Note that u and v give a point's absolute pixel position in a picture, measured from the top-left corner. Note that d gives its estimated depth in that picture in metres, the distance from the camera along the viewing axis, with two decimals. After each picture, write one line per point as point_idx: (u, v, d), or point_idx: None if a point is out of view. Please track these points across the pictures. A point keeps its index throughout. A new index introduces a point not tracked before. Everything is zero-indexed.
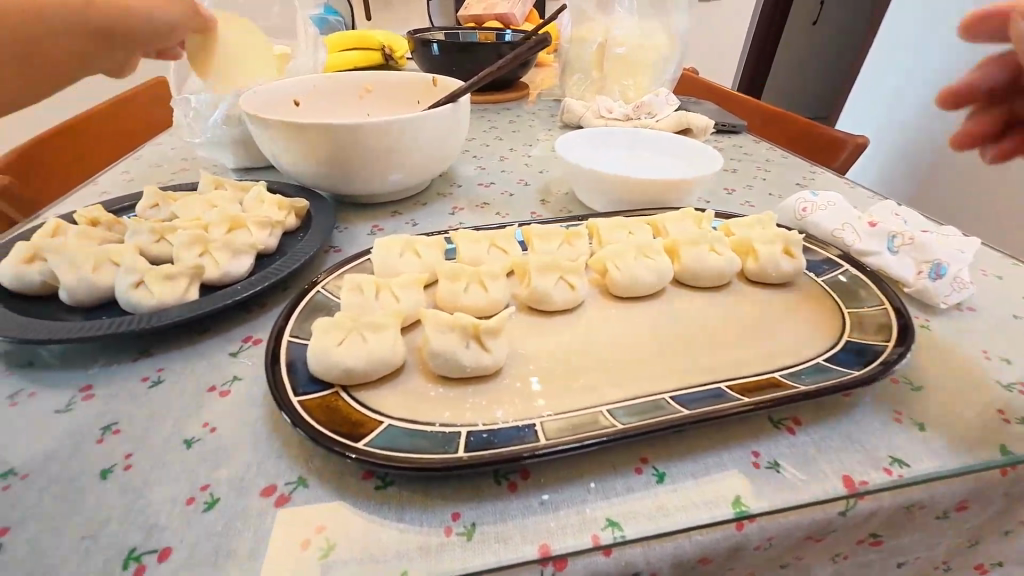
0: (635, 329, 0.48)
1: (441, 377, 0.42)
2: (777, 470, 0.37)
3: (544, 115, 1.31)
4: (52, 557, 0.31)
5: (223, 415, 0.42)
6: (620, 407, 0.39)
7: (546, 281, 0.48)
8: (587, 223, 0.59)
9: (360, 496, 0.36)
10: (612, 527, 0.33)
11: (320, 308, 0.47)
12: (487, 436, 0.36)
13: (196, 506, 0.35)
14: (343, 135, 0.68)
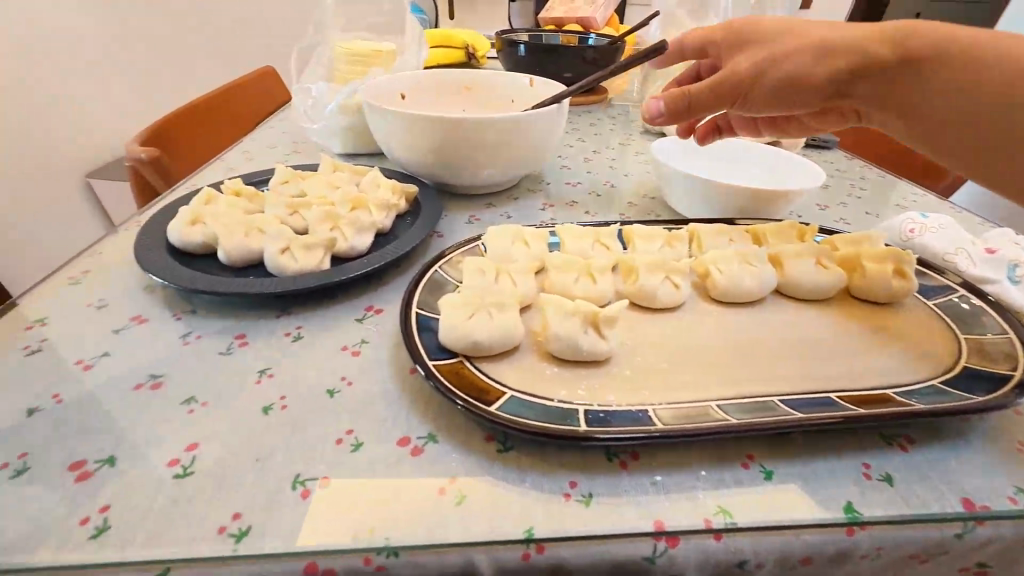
0: (738, 333, 0.49)
1: (555, 358, 0.45)
2: (890, 483, 0.38)
3: (625, 120, 1.31)
4: (235, 473, 0.37)
5: (357, 372, 0.47)
6: (730, 404, 0.40)
7: (653, 279, 0.50)
8: (688, 227, 0.60)
9: (484, 456, 0.39)
10: (723, 514, 0.35)
11: (441, 285, 0.52)
12: (604, 415, 0.39)
13: (345, 447, 0.40)
14: (454, 129, 0.73)
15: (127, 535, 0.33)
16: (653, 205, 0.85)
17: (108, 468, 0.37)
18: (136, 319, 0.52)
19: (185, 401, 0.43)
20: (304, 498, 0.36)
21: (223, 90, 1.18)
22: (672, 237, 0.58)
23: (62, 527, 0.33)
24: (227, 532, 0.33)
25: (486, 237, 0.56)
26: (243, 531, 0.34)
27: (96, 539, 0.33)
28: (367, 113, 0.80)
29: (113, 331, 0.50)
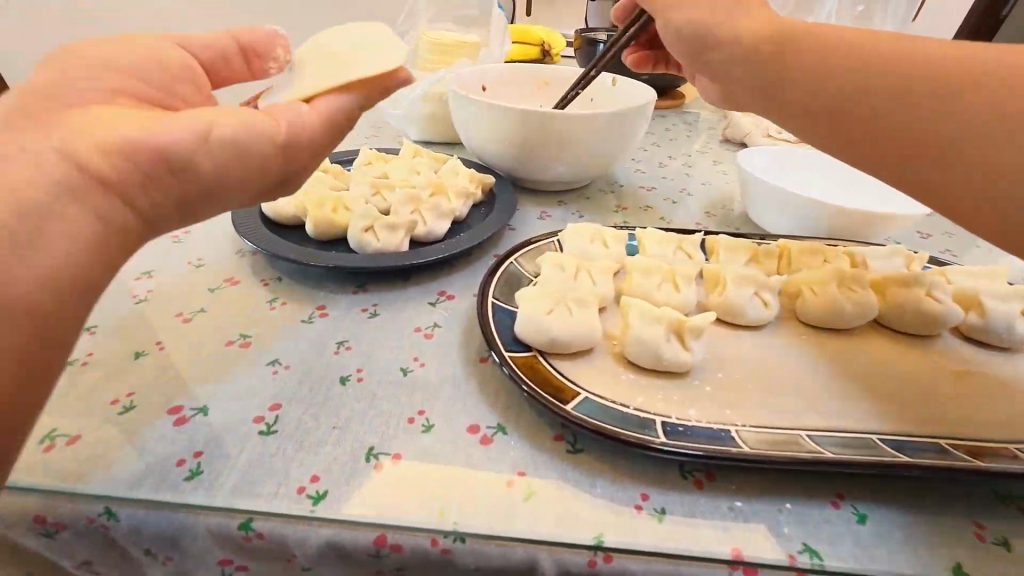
0: (830, 360, 0.46)
1: (631, 364, 0.43)
2: (1007, 548, 0.33)
3: (702, 127, 1.26)
4: (314, 436, 0.39)
5: (429, 354, 0.47)
6: (822, 436, 0.38)
7: (740, 294, 0.48)
8: (778, 243, 0.57)
9: (552, 455, 0.39)
10: (810, 553, 0.33)
11: (517, 277, 0.52)
12: (683, 430, 0.37)
13: (416, 426, 0.40)
14: (536, 122, 0.73)
15: (217, 482, 0.35)
16: (732, 218, 0.81)
17: (202, 416, 0.40)
18: (229, 281, 0.56)
19: (271, 362, 0.45)
20: (377, 471, 0.36)
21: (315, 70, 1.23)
22: (760, 251, 0.55)
23: (161, 465, 0.36)
24: (305, 493, 0.35)
25: (564, 234, 0.55)
26: (319, 494, 0.35)
27: (190, 481, 0.35)
28: (451, 102, 0.81)
29: (209, 289, 0.54)
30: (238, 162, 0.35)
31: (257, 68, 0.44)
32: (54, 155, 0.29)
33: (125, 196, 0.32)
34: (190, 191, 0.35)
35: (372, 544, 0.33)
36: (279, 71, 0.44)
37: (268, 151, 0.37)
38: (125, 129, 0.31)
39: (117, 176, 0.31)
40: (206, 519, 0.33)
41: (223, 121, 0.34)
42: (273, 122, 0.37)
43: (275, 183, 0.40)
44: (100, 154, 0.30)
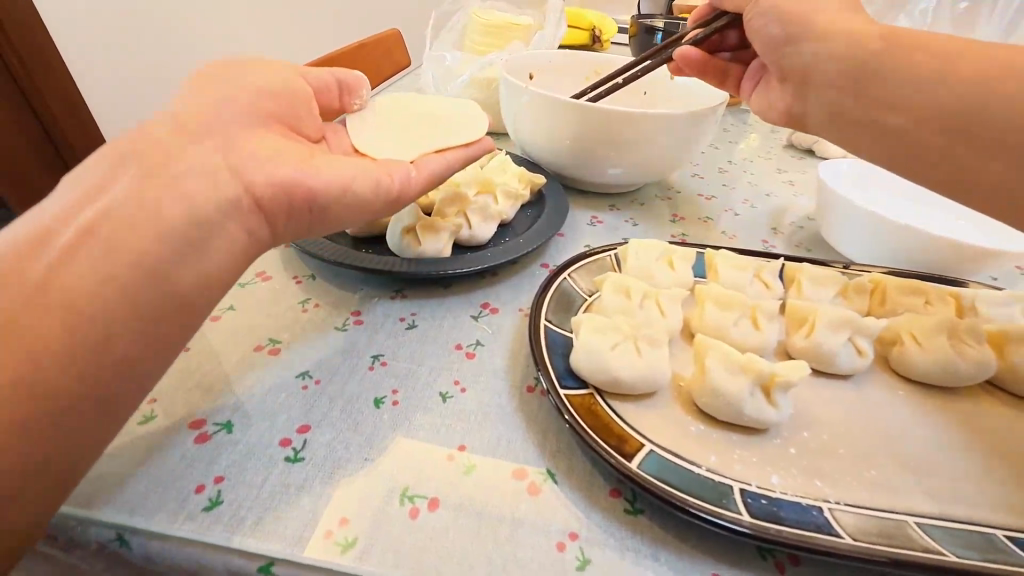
0: (937, 426, 0.39)
1: (702, 413, 0.38)
2: None
3: (765, 129, 1.17)
4: (344, 468, 0.35)
5: (470, 378, 0.43)
6: (938, 527, 0.32)
7: (829, 340, 0.42)
8: (871, 276, 0.50)
9: (610, 514, 0.34)
10: None
11: (571, 296, 0.46)
12: (767, 503, 0.32)
13: (456, 464, 0.36)
14: (592, 120, 0.67)
15: (238, 515, 0.31)
16: (802, 237, 0.74)
17: (226, 434, 0.36)
18: (261, 276, 0.52)
19: (300, 375, 0.42)
20: (413, 518, 0.32)
21: (352, 46, 1.14)
22: (850, 286, 0.48)
23: (180, 489, 0.33)
24: (332, 539, 0.31)
25: (626, 250, 0.50)
26: (348, 541, 0.31)
27: (209, 512, 0.31)
28: (500, 93, 0.75)
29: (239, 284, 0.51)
30: (354, 213, 0.43)
31: (345, 101, 0.54)
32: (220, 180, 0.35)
33: (271, 221, 0.38)
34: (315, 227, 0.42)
35: None
36: (361, 106, 0.55)
37: (381, 202, 0.44)
38: (278, 175, 0.38)
39: (260, 204, 0.37)
40: (224, 559, 0.30)
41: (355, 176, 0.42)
42: (385, 180, 0.44)
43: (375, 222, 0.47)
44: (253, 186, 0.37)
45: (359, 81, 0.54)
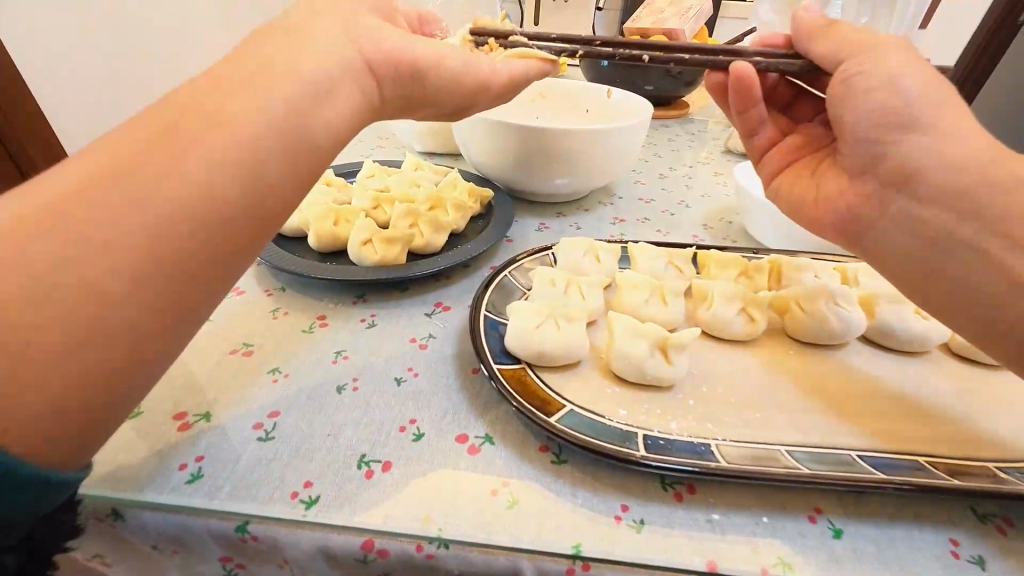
0: (815, 376, 0.47)
1: (616, 377, 0.45)
2: (982, 567, 0.34)
3: (706, 137, 1.27)
4: (309, 444, 0.40)
5: (423, 364, 0.49)
6: (802, 452, 0.39)
7: (725, 311, 0.49)
8: (769, 258, 0.58)
9: (538, 464, 0.40)
10: (783, 566, 0.33)
11: (510, 289, 0.53)
12: (664, 442, 0.39)
13: (407, 434, 0.42)
14: (532, 137, 0.75)
15: (216, 485, 0.37)
16: (730, 231, 0.82)
17: (205, 422, 0.42)
18: (235, 290, 0.58)
19: (271, 370, 0.47)
20: (368, 478, 0.38)
21: None
22: (750, 266, 0.56)
23: (166, 467, 0.38)
24: (298, 498, 0.36)
25: (558, 247, 0.57)
26: (312, 499, 0.36)
27: (191, 484, 0.37)
28: None
29: None
30: (447, 86, 0.49)
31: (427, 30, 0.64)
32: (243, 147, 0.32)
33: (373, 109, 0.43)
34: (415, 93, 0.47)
35: (359, 549, 0.35)
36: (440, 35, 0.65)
37: (463, 87, 0.51)
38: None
39: None
40: (204, 521, 0.35)
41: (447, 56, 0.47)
42: (476, 67, 0.51)
43: (453, 108, 0.53)
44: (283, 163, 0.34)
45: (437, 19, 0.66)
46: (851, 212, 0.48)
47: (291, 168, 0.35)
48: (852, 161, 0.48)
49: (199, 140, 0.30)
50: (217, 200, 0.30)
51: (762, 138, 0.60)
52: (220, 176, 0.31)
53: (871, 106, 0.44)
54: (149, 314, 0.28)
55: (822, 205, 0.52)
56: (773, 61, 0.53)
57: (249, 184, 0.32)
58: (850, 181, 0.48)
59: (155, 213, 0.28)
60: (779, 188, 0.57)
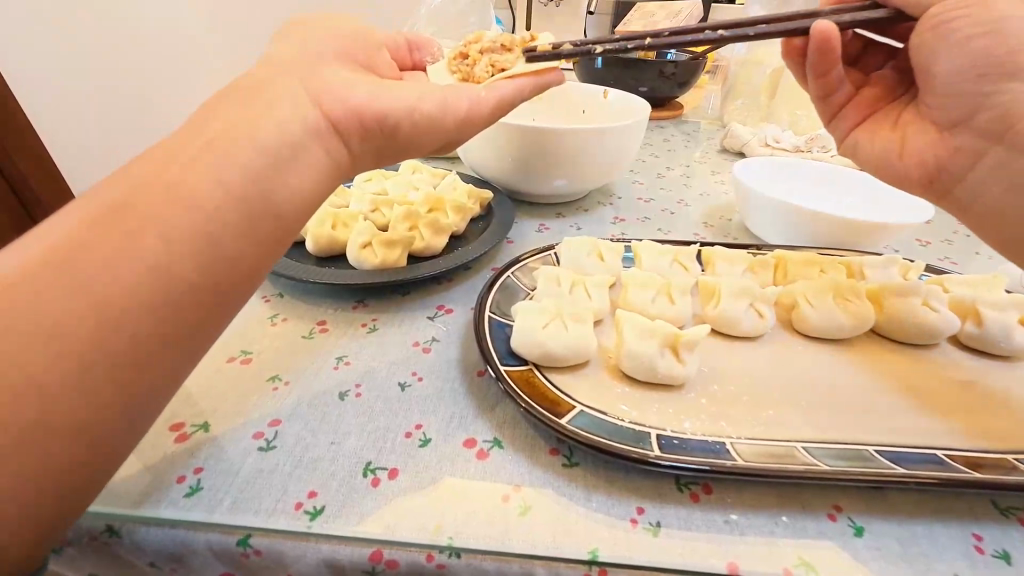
0: (826, 372, 0.46)
1: (626, 376, 0.44)
2: (1009, 562, 0.33)
3: (701, 137, 1.27)
4: (312, 453, 0.39)
5: (428, 369, 0.48)
6: (820, 449, 0.38)
7: (735, 307, 0.49)
8: (775, 254, 0.57)
9: (550, 468, 0.39)
10: (805, 567, 0.32)
11: (514, 290, 0.52)
12: (678, 442, 0.38)
13: (413, 440, 0.41)
14: (530, 137, 0.74)
15: (217, 497, 0.35)
16: (730, 228, 0.82)
17: (204, 432, 0.40)
18: None
19: (271, 378, 0.46)
20: (374, 486, 0.37)
21: None
22: (755, 263, 0.56)
23: (164, 479, 0.37)
24: (302, 509, 0.35)
25: (562, 247, 0.56)
26: (317, 509, 0.35)
27: (190, 497, 0.35)
28: None
29: None
30: (429, 126, 0.47)
31: (416, 57, 0.65)
32: (216, 210, 0.32)
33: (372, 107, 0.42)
34: (392, 142, 0.46)
35: (367, 561, 0.33)
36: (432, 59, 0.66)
37: (448, 122, 0.49)
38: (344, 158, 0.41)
39: None
40: (204, 536, 0.34)
41: (425, 99, 0.46)
42: (456, 102, 0.49)
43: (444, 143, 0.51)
44: (258, 221, 0.35)
45: (425, 41, 0.66)
46: (938, 163, 0.52)
47: (268, 223, 0.35)
48: (946, 113, 0.51)
49: (174, 204, 0.31)
50: (202, 258, 0.32)
51: (840, 95, 0.61)
52: (194, 245, 0.31)
53: (964, 55, 0.46)
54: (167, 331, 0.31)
55: (908, 157, 0.55)
56: (855, 15, 0.50)
57: (228, 240, 0.33)
58: (940, 134, 0.52)
59: (130, 289, 0.29)
60: (858, 143, 0.59)
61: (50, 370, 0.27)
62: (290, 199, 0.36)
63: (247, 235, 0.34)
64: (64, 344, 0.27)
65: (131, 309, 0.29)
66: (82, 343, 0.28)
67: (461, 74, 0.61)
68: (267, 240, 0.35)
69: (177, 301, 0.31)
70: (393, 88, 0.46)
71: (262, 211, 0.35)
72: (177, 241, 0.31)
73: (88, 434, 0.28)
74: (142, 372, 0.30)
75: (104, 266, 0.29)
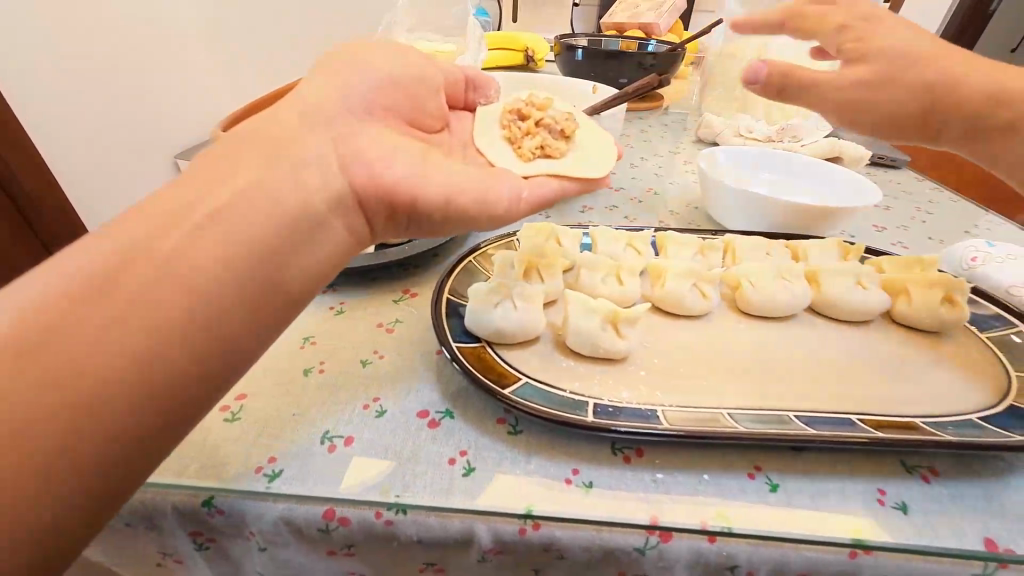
0: (764, 348, 0.49)
1: (571, 350, 0.47)
2: (905, 512, 0.37)
3: (679, 128, 1.29)
4: (276, 424, 0.42)
5: (390, 348, 0.51)
6: (743, 414, 0.41)
7: (680, 287, 0.51)
8: (724, 238, 0.60)
9: (496, 435, 0.42)
10: (720, 519, 0.36)
11: (472, 274, 0.55)
12: (613, 409, 0.41)
13: (370, 411, 0.43)
14: None
15: (183, 464, 0.38)
16: (695, 216, 0.85)
17: None
18: None
19: None
20: (330, 452, 0.40)
21: None
22: (705, 246, 0.59)
23: None
24: (262, 472, 0.38)
25: (520, 232, 0.59)
26: (275, 472, 0.38)
27: None
28: None
29: None
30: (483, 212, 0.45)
31: (471, 96, 0.68)
32: (251, 231, 0.33)
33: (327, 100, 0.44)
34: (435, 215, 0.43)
35: (321, 518, 0.37)
36: (483, 100, 0.70)
37: (486, 209, 0.45)
38: None
39: None
40: (172, 497, 0.37)
41: (468, 182, 0.44)
42: (499, 186, 0.47)
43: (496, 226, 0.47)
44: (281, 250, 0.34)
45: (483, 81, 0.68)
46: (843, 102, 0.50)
47: (291, 249, 0.35)
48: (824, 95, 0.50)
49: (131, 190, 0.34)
50: (227, 290, 0.31)
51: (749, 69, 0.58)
52: (219, 275, 0.31)
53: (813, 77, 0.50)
54: (195, 358, 0.30)
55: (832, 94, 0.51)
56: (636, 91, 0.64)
57: (248, 268, 0.32)
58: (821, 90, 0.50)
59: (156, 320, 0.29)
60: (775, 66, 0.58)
61: (76, 400, 0.27)
62: (306, 224, 0.36)
63: (273, 268, 0.34)
64: (80, 369, 0.27)
65: (152, 343, 0.29)
66: (100, 366, 0.27)
67: (509, 133, 0.66)
68: (307, 262, 0.36)
69: (205, 333, 0.31)
70: (442, 169, 0.44)
71: (284, 236, 0.34)
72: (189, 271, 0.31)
73: (105, 455, 0.27)
74: (167, 401, 0.29)
75: (135, 283, 0.29)
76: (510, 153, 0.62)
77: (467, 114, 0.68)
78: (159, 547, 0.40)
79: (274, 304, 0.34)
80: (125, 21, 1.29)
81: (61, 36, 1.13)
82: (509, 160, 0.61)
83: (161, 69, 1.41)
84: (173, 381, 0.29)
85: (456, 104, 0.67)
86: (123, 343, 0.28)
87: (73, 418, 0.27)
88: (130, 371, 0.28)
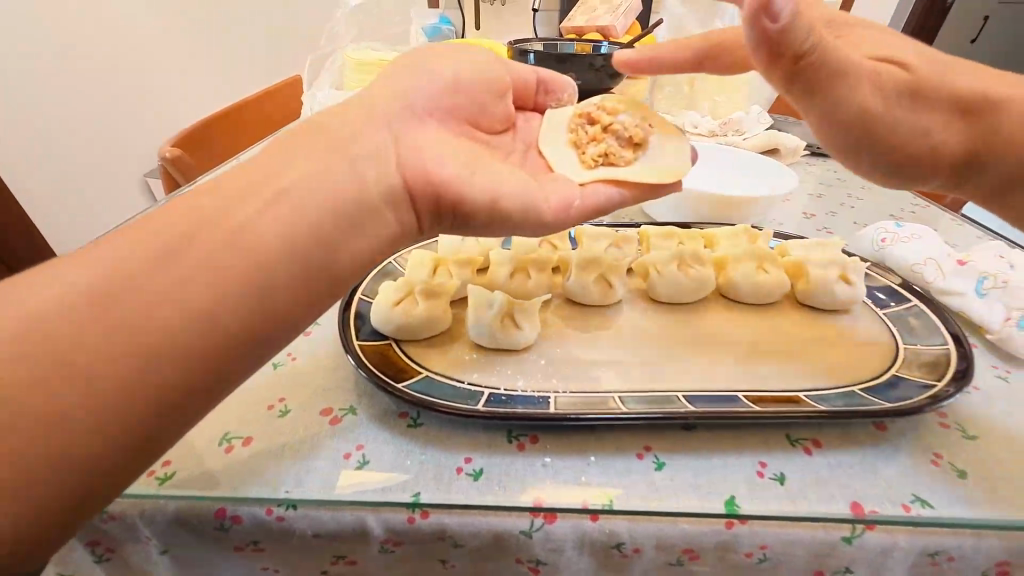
0: (669, 334, 0.50)
1: (475, 344, 0.48)
2: (782, 483, 0.38)
3: None
4: None
5: (304, 349, 0.51)
6: (631, 395, 0.42)
7: (585, 278, 0.53)
8: (639, 230, 0.62)
9: (396, 430, 0.42)
10: (602, 498, 0.37)
11: (389, 274, 0.56)
12: (505, 398, 0.42)
13: (274, 411, 0.44)
14: None
15: None
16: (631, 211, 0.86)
17: None
18: None
19: None
20: (227, 452, 0.40)
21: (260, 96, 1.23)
22: (619, 238, 0.60)
23: None
24: (154, 475, 0.38)
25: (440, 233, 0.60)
26: (167, 475, 0.38)
27: None
28: None
29: None
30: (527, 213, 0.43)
31: (544, 97, 0.61)
32: (266, 233, 0.33)
33: None
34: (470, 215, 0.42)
35: (213, 516, 0.37)
36: (557, 101, 0.61)
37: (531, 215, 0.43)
38: None
39: None
40: None
41: (510, 179, 0.43)
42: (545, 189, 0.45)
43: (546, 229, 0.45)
44: (297, 252, 0.34)
45: (556, 78, 0.60)
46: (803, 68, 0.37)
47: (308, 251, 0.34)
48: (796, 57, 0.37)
49: None
50: (240, 290, 0.32)
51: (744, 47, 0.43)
52: (231, 274, 0.31)
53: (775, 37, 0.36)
54: (201, 360, 0.31)
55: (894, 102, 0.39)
56: None
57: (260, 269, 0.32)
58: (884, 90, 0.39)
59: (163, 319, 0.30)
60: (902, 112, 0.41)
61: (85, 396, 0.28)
62: (329, 224, 0.35)
63: (290, 268, 0.33)
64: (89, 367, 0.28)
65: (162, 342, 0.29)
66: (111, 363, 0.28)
67: (574, 139, 0.57)
68: (333, 264, 0.36)
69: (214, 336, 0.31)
70: (489, 170, 0.43)
71: (302, 237, 0.34)
72: (172, 283, 0.30)
73: (106, 450, 0.28)
74: (173, 400, 0.30)
75: (148, 284, 0.30)
76: (567, 160, 0.54)
77: (538, 116, 0.60)
78: (53, 567, 0.39)
79: (265, 318, 0.33)
80: (126, 22, 1.50)
81: (60, 34, 1.40)
82: (565, 170, 0.53)
83: (161, 69, 1.61)
84: (182, 379, 0.30)
85: (528, 104, 0.60)
86: (111, 354, 0.28)
87: (79, 413, 0.28)
88: (140, 368, 0.29)
